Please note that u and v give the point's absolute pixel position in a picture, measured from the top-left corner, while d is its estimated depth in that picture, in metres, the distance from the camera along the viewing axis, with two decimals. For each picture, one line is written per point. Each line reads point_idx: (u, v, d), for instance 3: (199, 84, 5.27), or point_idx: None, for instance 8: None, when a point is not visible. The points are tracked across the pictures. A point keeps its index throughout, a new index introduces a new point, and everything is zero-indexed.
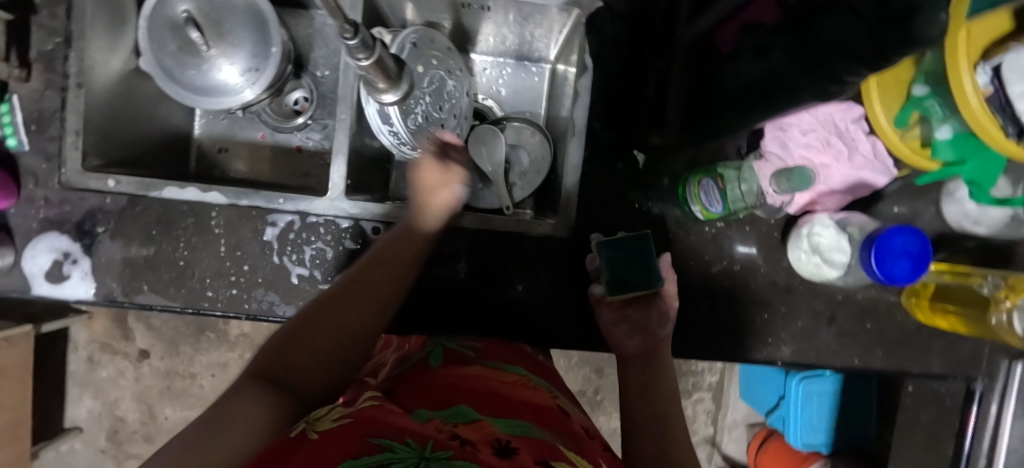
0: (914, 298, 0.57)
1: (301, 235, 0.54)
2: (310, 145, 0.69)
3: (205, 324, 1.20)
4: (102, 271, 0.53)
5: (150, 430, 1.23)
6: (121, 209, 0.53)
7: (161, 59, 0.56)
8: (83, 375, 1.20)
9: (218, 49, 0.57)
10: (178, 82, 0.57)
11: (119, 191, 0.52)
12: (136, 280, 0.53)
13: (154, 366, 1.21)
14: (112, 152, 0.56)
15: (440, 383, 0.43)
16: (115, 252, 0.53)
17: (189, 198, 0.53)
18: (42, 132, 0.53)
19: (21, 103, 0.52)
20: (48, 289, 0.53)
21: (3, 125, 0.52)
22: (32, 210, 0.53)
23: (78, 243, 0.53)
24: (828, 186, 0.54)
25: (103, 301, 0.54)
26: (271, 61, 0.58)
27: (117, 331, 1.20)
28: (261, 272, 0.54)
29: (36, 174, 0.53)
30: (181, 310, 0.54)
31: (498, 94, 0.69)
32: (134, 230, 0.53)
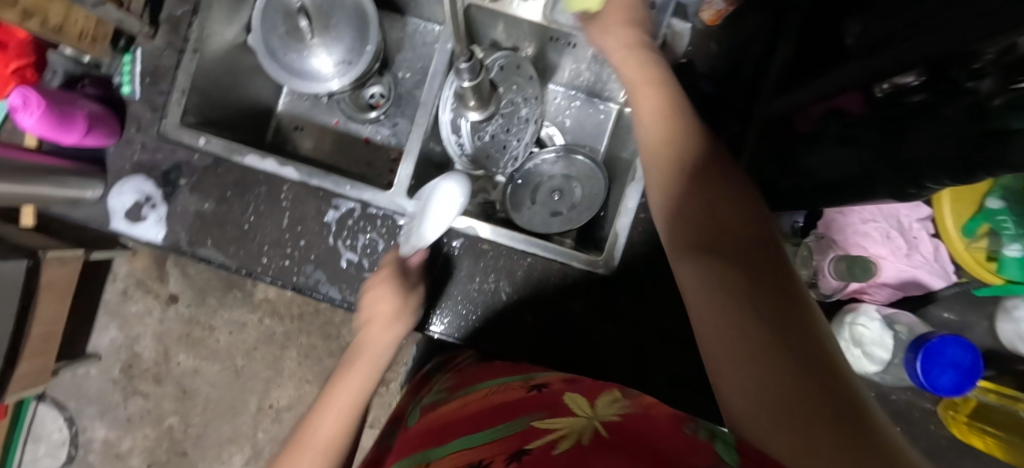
0: (951, 411, 0.55)
1: (359, 222, 0.57)
2: (378, 139, 0.72)
3: (234, 282, 1.24)
4: (174, 219, 0.57)
5: (163, 372, 1.27)
6: (205, 167, 0.57)
7: (268, 39, 0.60)
8: (114, 306, 1.26)
9: (321, 39, 0.61)
10: (278, 62, 0.60)
11: (207, 150, 0.56)
12: (202, 233, 0.57)
13: (180, 312, 1.26)
14: (206, 112, 0.60)
15: (424, 433, 0.45)
16: (191, 204, 0.57)
17: (266, 168, 0.56)
18: (153, 85, 0.57)
19: (144, 57, 0.57)
20: (124, 226, 0.57)
21: (123, 73, 0.57)
22: (128, 152, 0.57)
23: (160, 189, 0.57)
24: (880, 279, 0.54)
25: (170, 247, 0.57)
26: (364, 57, 0.61)
27: (154, 271, 1.25)
28: (315, 250, 0.57)
29: (140, 121, 0.57)
30: (236, 269, 0.57)
31: (563, 124, 0.72)
32: (211, 187, 0.57)
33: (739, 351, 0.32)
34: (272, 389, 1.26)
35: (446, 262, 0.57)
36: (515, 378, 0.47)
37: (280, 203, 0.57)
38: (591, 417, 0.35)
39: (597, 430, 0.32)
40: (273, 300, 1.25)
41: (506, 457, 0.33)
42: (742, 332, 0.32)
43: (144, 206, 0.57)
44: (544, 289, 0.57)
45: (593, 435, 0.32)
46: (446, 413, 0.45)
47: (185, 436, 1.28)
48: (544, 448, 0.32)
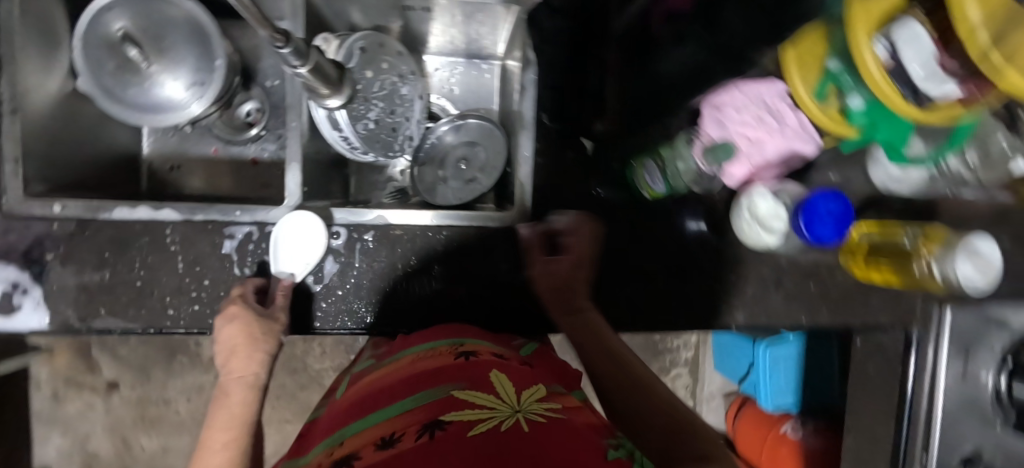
0: (850, 257, 0.60)
1: (259, 245, 0.55)
2: (265, 156, 0.70)
3: (175, 348, 1.17)
4: (55, 299, 0.52)
5: (128, 462, 1.20)
6: (70, 234, 0.52)
7: (99, 79, 0.55)
8: (49, 413, 1.17)
9: (160, 65, 0.58)
10: (121, 100, 0.56)
11: (67, 216, 0.52)
12: (92, 305, 0.53)
13: (126, 395, 1.18)
14: (57, 177, 0.55)
15: (359, 399, 0.48)
16: (68, 279, 0.52)
17: (142, 217, 0.53)
18: None
19: None
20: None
21: None
22: None
23: (27, 272, 0.52)
24: (763, 160, 0.55)
25: (59, 330, 0.52)
26: (217, 75, 0.59)
27: (82, 364, 1.17)
28: (223, 285, 0.54)
29: None
30: (142, 331, 0.54)
31: (452, 93, 0.72)
32: (87, 254, 0.52)
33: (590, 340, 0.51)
34: None
35: (364, 258, 0.56)
36: (444, 341, 0.51)
37: (168, 248, 0.53)
38: (514, 403, 0.40)
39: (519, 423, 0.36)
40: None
41: (423, 429, 0.37)
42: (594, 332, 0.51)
43: (15, 295, 0.52)
44: (467, 256, 0.58)
45: (514, 427, 0.36)
46: (378, 379, 0.49)
47: None
48: (459, 426, 0.36)
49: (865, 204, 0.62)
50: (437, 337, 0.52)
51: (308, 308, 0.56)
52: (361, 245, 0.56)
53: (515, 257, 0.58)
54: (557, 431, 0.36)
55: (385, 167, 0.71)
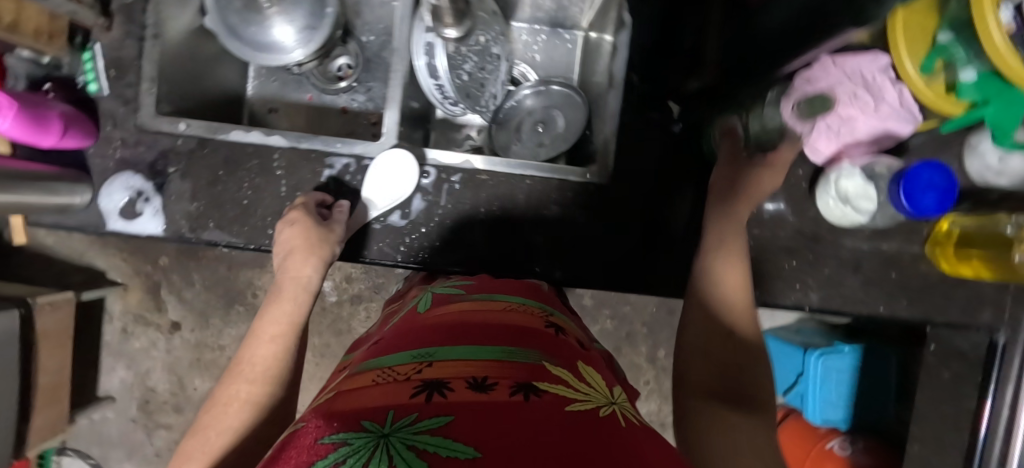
0: (937, 247, 0.59)
1: (356, 177, 0.58)
2: (355, 107, 0.73)
3: (235, 296, 1.21)
4: (171, 209, 0.57)
5: (181, 401, 1.26)
6: (190, 151, 0.57)
7: (225, 17, 0.60)
8: (117, 346, 1.24)
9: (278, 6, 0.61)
10: (241, 39, 0.60)
11: (189, 134, 0.56)
12: (202, 218, 0.58)
13: (186, 338, 1.23)
14: (181, 102, 0.60)
15: (422, 327, 0.43)
16: (185, 190, 0.57)
17: (253, 141, 0.56)
18: (119, 78, 0.56)
19: (101, 51, 0.55)
20: (122, 224, 0.57)
21: (85, 71, 0.55)
22: (109, 150, 0.57)
23: (151, 182, 0.57)
24: (855, 137, 0.56)
25: (173, 237, 0.58)
26: (326, 21, 0.62)
27: (149, 303, 1.22)
28: None
29: (114, 116, 0.56)
30: (244, 246, 0.58)
31: (533, 59, 0.73)
32: (202, 171, 0.57)
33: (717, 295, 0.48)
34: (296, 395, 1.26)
35: (449, 199, 0.58)
36: (532, 302, 0.48)
37: (273, 172, 0.57)
38: (606, 396, 0.34)
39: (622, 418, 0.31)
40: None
41: (515, 385, 0.31)
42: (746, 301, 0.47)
43: (139, 202, 0.57)
44: (547, 207, 0.59)
45: (613, 416, 0.31)
46: (458, 314, 0.44)
47: None
48: (558, 397, 0.30)
49: None
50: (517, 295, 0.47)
51: (393, 241, 0.59)
52: (450, 185, 0.58)
53: (595, 212, 0.59)
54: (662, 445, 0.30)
55: (464, 126, 0.72)
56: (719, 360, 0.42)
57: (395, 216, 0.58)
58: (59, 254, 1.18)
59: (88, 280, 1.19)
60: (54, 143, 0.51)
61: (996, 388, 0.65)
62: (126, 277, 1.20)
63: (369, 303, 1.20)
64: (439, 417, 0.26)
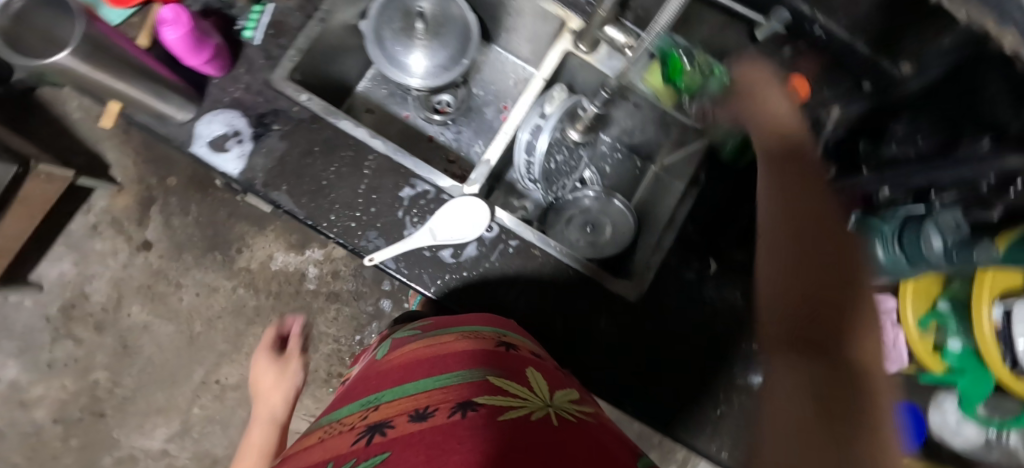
0: None
1: (429, 204, 0.63)
2: (441, 140, 0.80)
3: (218, 243, 1.20)
4: (253, 156, 0.61)
5: (107, 320, 1.19)
6: (299, 119, 0.62)
7: (381, 28, 0.68)
8: (78, 238, 1.19)
9: (426, 41, 0.69)
10: (383, 50, 0.68)
11: (306, 105, 0.62)
12: (278, 179, 0.61)
13: (148, 261, 1.20)
14: (309, 76, 0.66)
15: (380, 370, 0.49)
16: (276, 149, 0.61)
17: (358, 137, 0.62)
18: (274, 37, 0.62)
19: (273, 11, 0.63)
20: (206, 153, 0.60)
21: (251, 19, 0.63)
22: (229, 87, 0.61)
23: (251, 128, 0.61)
24: None
25: (243, 183, 0.60)
26: (456, 71, 0.70)
27: (131, 213, 1.19)
28: (383, 219, 0.62)
29: (250, 63, 0.62)
30: (301, 219, 0.61)
31: (603, 169, 0.82)
32: (300, 140, 0.61)
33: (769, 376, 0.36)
34: (224, 366, 1.20)
35: (500, 257, 0.64)
36: (487, 327, 0.51)
37: (363, 169, 0.62)
38: (544, 398, 0.41)
39: (550, 417, 0.39)
40: (252, 270, 1.21)
41: (453, 410, 0.38)
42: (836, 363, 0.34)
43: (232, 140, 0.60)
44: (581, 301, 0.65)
45: (544, 417, 0.39)
46: (408, 350, 0.50)
47: (109, 393, 1.19)
48: (490, 409, 0.38)
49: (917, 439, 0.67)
50: (476, 322, 0.53)
51: (434, 272, 0.63)
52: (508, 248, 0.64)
53: (616, 324, 0.65)
54: (586, 432, 0.38)
55: (524, 197, 0.78)
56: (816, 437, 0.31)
57: (447, 251, 0.63)
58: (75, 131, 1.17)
59: (84, 165, 1.17)
60: (199, 63, 0.55)
61: None
62: (124, 179, 1.19)
63: (342, 305, 1.21)
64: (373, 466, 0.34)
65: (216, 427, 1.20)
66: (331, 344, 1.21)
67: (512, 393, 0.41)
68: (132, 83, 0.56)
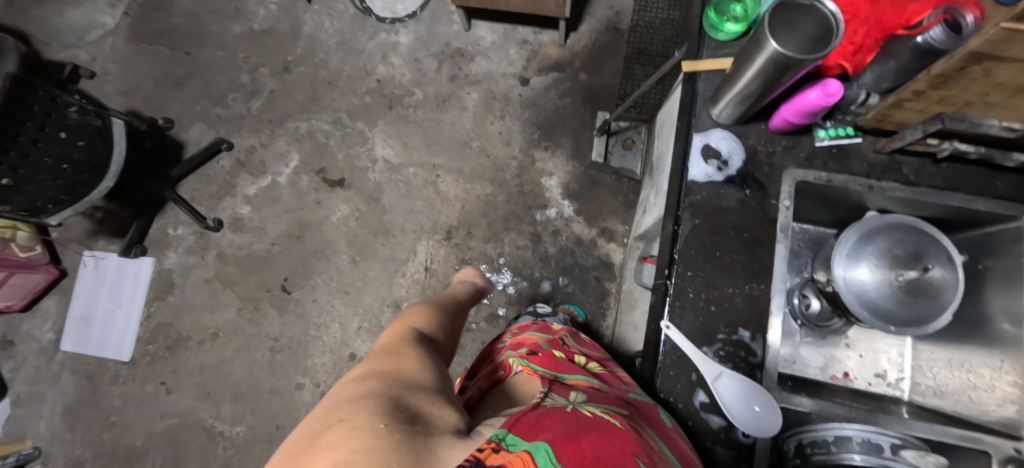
0: None
1: (736, 344, 0.70)
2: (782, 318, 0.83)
3: (566, 134, 1.46)
4: (709, 183, 0.76)
5: (467, 71, 1.53)
6: (760, 208, 0.74)
7: (883, 238, 0.74)
8: (518, 46, 1.53)
9: (888, 276, 0.73)
10: (856, 244, 0.74)
11: (782, 208, 0.73)
12: (702, 212, 0.75)
13: (527, 90, 1.50)
14: (803, 194, 0.78)
15: (662, 434, 0.59)
16: (728, 196, 0.75)
17: (775, 266, 0.71)
18: (820, 159, 0.76)
19: (853, 142, 0.76)
20: (697, 147, 0.78)
21: (834, 131, 0.76)
22: (763, 140, 0.77)
23: (735, 170, 0.76)
24: None
25: (684, 186, 0.76)
26: (855, 305, 0.73)
27: (542, 76, 1.50)
28: (707, 316, 0.71)
29: (791, 147, 0.77)
30: (673, 248, 0.74)
31: None
32: (745, 219, 0.74)
33: None
34: (449, 175, 1.47)
35: (715, 440, 0.67)
36: None
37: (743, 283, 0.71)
38: None
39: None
40: (525, 170, 1.45)
41: None
42: None
43: (719, 162, 0.76)
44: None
45: None
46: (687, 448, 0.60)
47: (402, 107, 1.52)
48: None
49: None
50: None
51: (675, 377, 0.69)
52: (721, 440, 0.67)
53: None
54: None
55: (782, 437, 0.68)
56: None
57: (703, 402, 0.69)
58: (585, 22, 1.52)
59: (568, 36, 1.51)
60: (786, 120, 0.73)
61: None
62: (562, 62, 1.50)
63: (532, 243, 1.40)
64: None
65: (398, 185, 1.47)
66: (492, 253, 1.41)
67: None
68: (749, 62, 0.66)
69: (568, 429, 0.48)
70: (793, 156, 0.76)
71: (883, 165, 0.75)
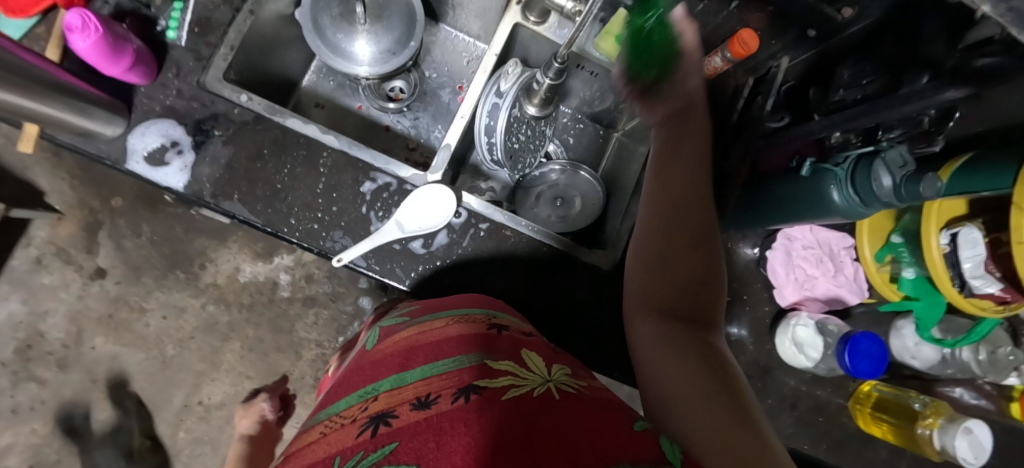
0: (858, 405, 0.70)
1: (393, 196, 0.60)
2: (397, 128, 0.76)
3: (179, 261, 1.08)
4: (200, 169, 0.57)
5: (24, 364, 1.07)
6: (243, 122, 0.58)
7: (320, 17, 0.64)
8: (20, 275, 1.09)
9: (370, 27, 0.65)
10: (325, 40, 0.65)
11: (247, 106, 0.58)
12: (229, 187, 0.58)
13: (105, 289, 1.09)
14: (245, 73, 0.62)
15: (370, 364, 0.50)
16: (223, 155, 0.57)
17: (308, 133, 0.59)
18: (204, 36, 0.58)
19: (194, 7, 0.57)
20: (144, 169, 0.56)
21: (171, 19, 0.57)
22: (161, 94, 0.57)
23: (190, 137, 0.57)
24: (812, 293, 0.70)
25: (190, 195, 0.57)
26: (404, 54, 0.67)
27: (72, 280, 1.10)
28: (346, 217, 0.59)
29: (180, 67, 0.57)
30: (260, 227, 0.58)
31: (566, 141, 0.80)
32: (248, 143, 0.58)
33: (651, 216, 0.49)
34: None
35: (472, 243, 0.62)
36: (477, 310, 0.53)
37: (317, 168, 0.59)
38: (545, 376, 0.43)
39: (550, 391, 0.40)
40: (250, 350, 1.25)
41: (456, 396, 0.41)
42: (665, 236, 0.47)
43: (170, 151, 0.57)
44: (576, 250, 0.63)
45: (500, 389, 0.41)
46: (420, 303, 0.58)
47: None
48: (493, 391, 0.40)
49: None
50: (466, 305, 0.54)
51: (407, 265, 0.60)
52: (479, 236, 0.62)
53: (596, 294, 0.63)
54: (519, 341, 0.49)
55: (488, 177, 0.77)
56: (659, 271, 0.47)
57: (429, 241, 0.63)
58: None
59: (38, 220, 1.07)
60: (119, 73, 0.52)
61: None
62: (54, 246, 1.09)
63: (320, 309, 1.10)
64: (383, 450, 0.37)
65: None
66: (315, 349, 1.10)
67: (515, 375, 0.43)
68: (46, 103, 0.51)
69: (295, 454, 0.42)
70: (188, 71, 0.57)
71: None
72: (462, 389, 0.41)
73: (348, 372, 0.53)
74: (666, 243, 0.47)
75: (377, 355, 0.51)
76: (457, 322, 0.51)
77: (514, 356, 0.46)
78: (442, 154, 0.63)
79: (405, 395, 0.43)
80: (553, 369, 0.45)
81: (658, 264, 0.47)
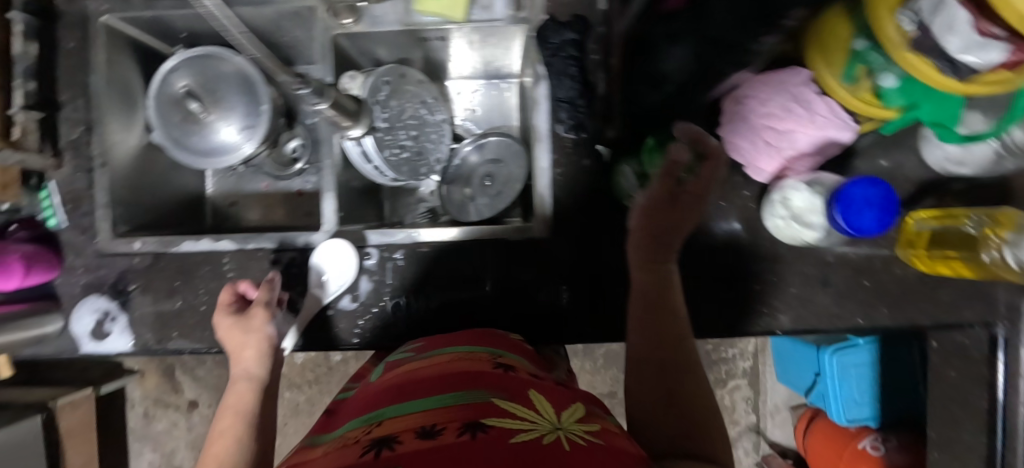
0: (911, 249, 0.59)
1: (305, 267, 0.60)
2: (308, 188, 0.74)
3: None
4: (137, 325, 0.60)
5: None
6: (147, 266, 0.60)
7: (169, 131, 0.63)
8: (142, 430, 1.25)
9: (216, 114, 0.64)
10: (187, 148, 0.64)
11: (144, 251, 0.59)
12: (166, 329, 0.59)
13: (205, 414, 1.24)
14: (137, 217, 0.64)
15: (373, 396, 0.47)
16: (147, 304, 0.60)
17: (203, 248, 0.59)
18: (78, 209, 0.61)
19: (57, 188, 0.60)
20: (93, 347, 0.60)
21: (45, 208, 0.60)
22: (75, 277, 0.60)
23: (114, 301, 0.60)
24: (795, 150, 0.56)
25: (141, 351, 0.60)
26: (262, 118, 0.64)
27: (175, 418, 1.25)
28: None
29: (75, 246, 0.60)
30: (208, 351, 0.59)
31: (474, 113, 0.75)
32: (160, 283, 0.60)
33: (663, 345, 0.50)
34: None
35: (395, 276, 0.59)
36: (483, 348, 0.51)
37: (226, 274, 0.60)
38: (555, 420, 0.39)
39: (561, 440, 0.35)
40: None
41: (461, 430, 0.36)
42: (676, 389, 0.47)
43: (106, 323, 0.59)
44: (607, 270, 0.59)
45: (505, 429, 0.36)
46: (422, 342, 0.56)
47: None
48: (502, 429, 0.36)
49: (913, 198, 0.61)
50: (471, 342, 0.52)
51: (347, 325, 0.59)
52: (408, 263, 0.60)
53: (546, 265, 0.59)
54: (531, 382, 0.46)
55: (416, 189, 0.75)
56: (665, 412, 0.45)
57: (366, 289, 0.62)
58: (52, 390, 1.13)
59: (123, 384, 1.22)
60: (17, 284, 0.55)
61: (1004, 351, 0.63)
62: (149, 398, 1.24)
63: None
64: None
65: None
66: None
67: (523, 416, 0.39)
68: None
69: None
70: (86, 245, 0.60)
71: (73, 142, 0.61)
72: (468, 424, 0.37)
73: (339, 409, 0.50)
74: (676, 393, 0.46)
75: (380, 387, 0.49)
76: (463, 361, 0.48)
77: (519, 397, 0.43)
78: (326, 199, 0.60)
79: (407, 422, 0.38)
80: (562, 416, 0.40)
81: (662, 404, 0.46)
